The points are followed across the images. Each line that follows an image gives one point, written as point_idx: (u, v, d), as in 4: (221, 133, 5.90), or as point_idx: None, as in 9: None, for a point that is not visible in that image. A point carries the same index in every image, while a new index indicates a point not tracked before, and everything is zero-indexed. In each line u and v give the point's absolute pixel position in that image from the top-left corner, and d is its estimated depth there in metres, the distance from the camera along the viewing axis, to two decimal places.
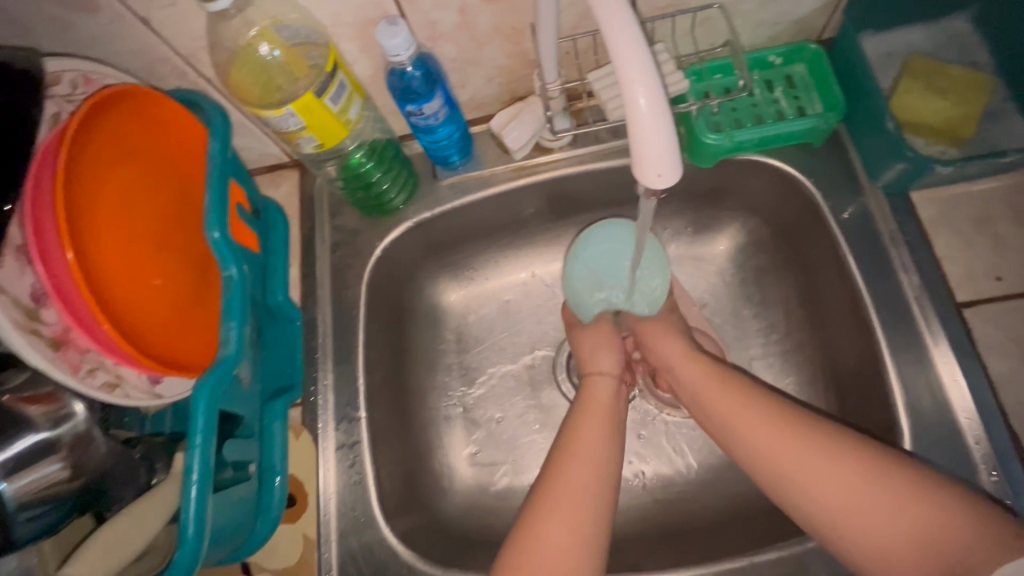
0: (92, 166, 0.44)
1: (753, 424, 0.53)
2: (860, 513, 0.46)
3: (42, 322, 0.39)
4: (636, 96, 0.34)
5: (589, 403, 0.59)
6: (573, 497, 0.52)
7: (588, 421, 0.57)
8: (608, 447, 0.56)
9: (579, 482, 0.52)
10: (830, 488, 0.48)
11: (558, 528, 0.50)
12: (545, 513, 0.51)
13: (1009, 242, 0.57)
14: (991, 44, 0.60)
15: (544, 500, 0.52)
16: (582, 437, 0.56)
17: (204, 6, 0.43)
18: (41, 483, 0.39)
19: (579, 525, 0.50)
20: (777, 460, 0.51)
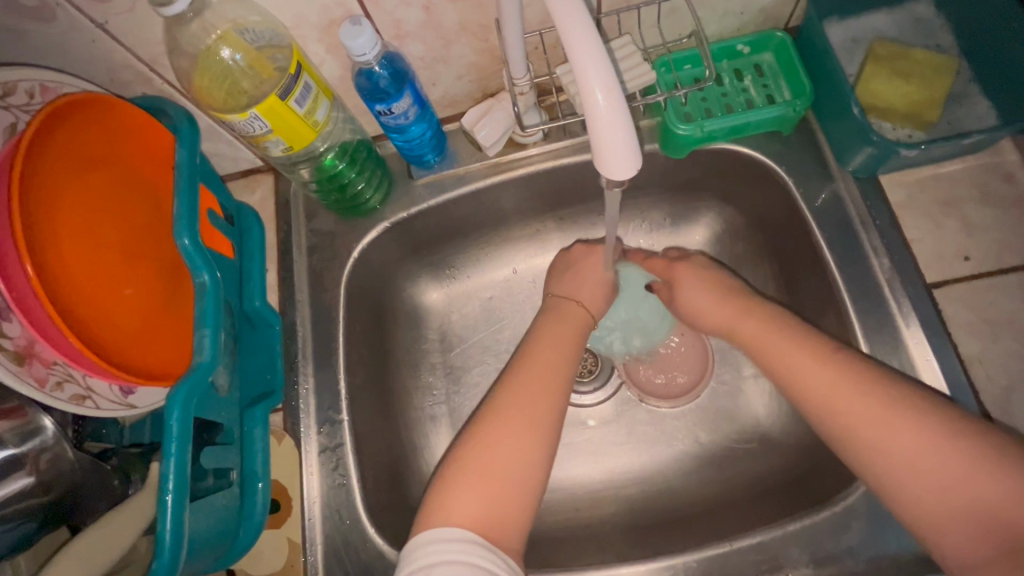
0: (52, 176, 0.43)
1: (807, 376, 0.51)
2: (914, 470, 0.45)
3: (5, 336, 0.39)
4: (594, 92, 0.34)
5: (548, 321, 0.62)
6: (526, 400, 0.53)
7: (546, 340, 0.59)
8: (563, 355, 0.58)
9: (534, 395, 0.54)
10: (890, 448, 0.46)
11: (507, 431, 0.51)
12: (499, 415, 0.52)
13: (977, 222, 0.58)
14: (953, 28, 0.61)
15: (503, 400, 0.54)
16: (539, 351, 0.58)
17: (160, 11, 0.42)
18: (12, 494, 0.41)
19: (532, 418, 0.52)
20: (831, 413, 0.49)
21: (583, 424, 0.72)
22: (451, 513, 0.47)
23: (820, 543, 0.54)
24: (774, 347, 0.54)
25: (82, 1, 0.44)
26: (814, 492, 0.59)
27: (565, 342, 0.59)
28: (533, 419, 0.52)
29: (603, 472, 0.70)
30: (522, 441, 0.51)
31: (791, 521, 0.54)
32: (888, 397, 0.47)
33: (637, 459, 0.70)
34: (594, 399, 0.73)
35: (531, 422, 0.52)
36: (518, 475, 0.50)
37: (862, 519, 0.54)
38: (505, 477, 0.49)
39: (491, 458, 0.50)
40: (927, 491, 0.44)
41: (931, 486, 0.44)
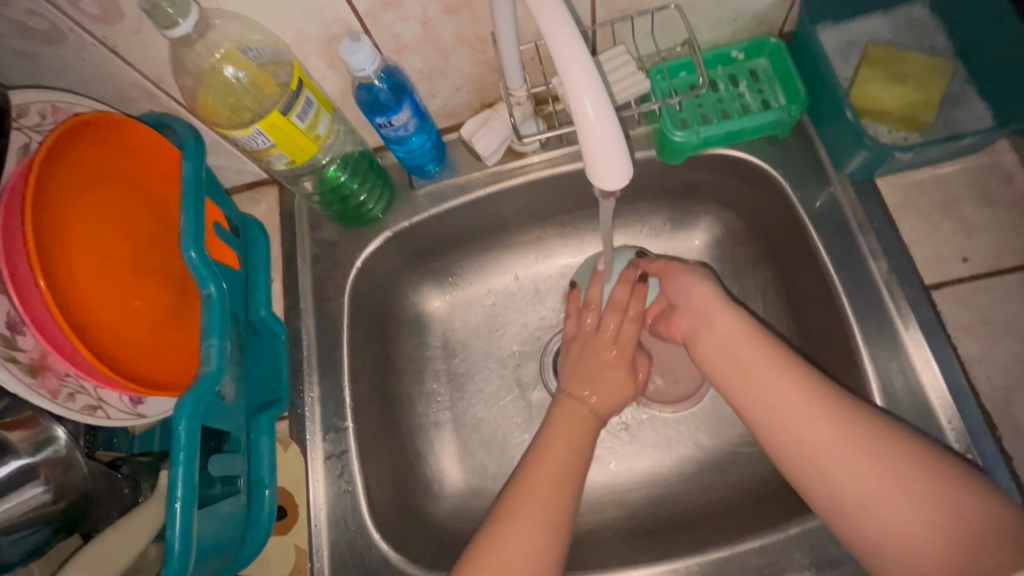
0: (65, 195, 0.45)
1: (779, 403, 0.54)
2: (867, 496, 0.48)
3: (19, 349, 0.41)
4: (584, 105, 0.35)
5: (562, 417, 0.62)
6: (537, 504, 0.55)
7: (557, 441, 0.60)
8: (576, 459, 0.59)
9: (544, 502, 0.55)
10: (849, 469, 0.49)
11: (520, 533, 0.53)
12: (512, 516, 0.55)
13: (975, 223, 0.58)
14: (948, 30, 0.61)
15: (516, 500, 0.56)
16: (553, 451, 0.59)
17: (165, 32, 0.44)
18: (25, 504, 0.41)
19: (542, 522, 0.54)
20: (796, 437, 0.52)
21: None
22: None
23: (821, 547, 0.54)
24: (739, 370, 0.57)
25: (91, 23, 0.46)
26: None
27: (578, 444, 0.60)
28: (541, 524, 0.54)
29: (605, 478, 0.70)
30: (533, 549, 0.53)
31: (792, 525, 0.55)
32: (860, 427, 0.50)
33: (639, 464, 0.70)
34: None
35: (539, 526, 0.54)
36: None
37: None
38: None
39: (506, 554, 0.52)
40: (874, 518, 0.47)
41: (876, 511, 0.47)
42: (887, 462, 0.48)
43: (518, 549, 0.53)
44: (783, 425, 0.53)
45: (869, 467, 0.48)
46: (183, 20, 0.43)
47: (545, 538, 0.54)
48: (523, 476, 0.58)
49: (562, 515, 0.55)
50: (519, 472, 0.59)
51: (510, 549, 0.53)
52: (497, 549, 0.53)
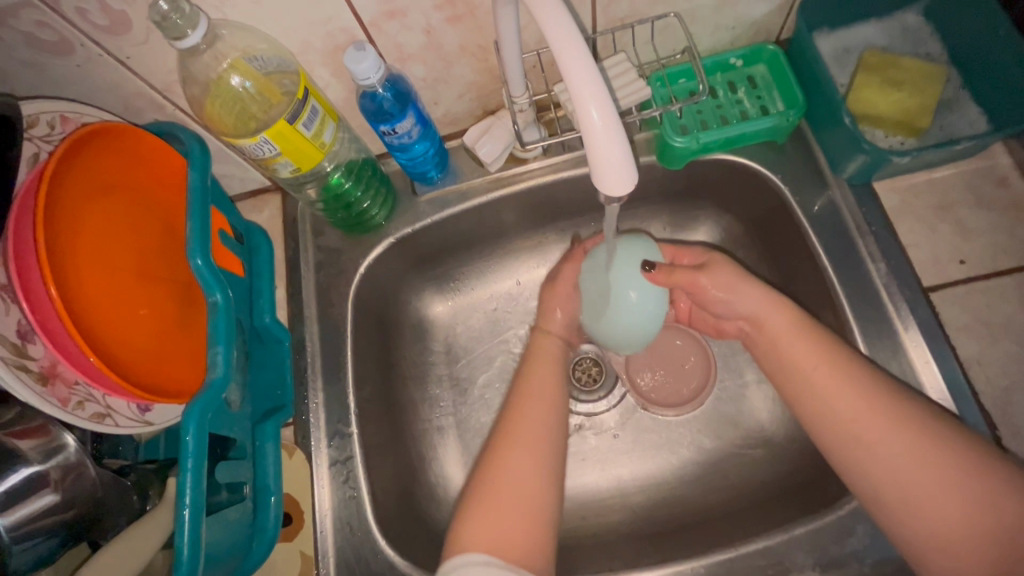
0: (73, 204, 0.45)
1: (857, 409, 0.52)
2: (937, 503, 0.47)
3: (30, 358, 0.41)
4: (590, 112, 0.36)
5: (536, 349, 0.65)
6: (528, 428, 0.58)
7: (535, 369, 0.63)
8: (555, 385, 0.62)
9: (529, 425, 0.58)
10: (924, 476, 0.48)
11: (515, 453, 0.56)
12: (504, 438, 0.57)
13: (972, 226, 0.59)
14: (942, 37, 0.62)
15: (508, 424, 0.58)
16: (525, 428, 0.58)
17: (174, 43, 0.44)
18: (38, 511, 0.41)
19: (533, 447, 0.57)
20: (872, 443, 0.51)
21: (588, 432, 0.73)
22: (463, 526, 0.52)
23: (824, 547, 0.54)
24: (813, 373, 0.55)
25: (99, 34, 0.46)
26: (817, 498, 0.59)
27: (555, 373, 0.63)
28: (533, 447, 0.57)
29: (609, 481, 0.71)
30: (529, 479, 0.55)
31: (797, 526, 0.55)
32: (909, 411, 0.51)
33: (642, 466, 0.71)
34: (599, 406, 0.74)
35: (530, 452, 0.56)
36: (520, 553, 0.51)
37: (867, 523, 0.54)
38: (523, 508, 0.53)
39: (505, 476, 0.54)
40: (942, 524, 0.47)
41: (945, 516, 0.47)
42: (962, 469, 0.47)
43: (519, 473, 0.55)
44: (855, 431, 0.52)
45: (945, 475, 0.48)
46: (192, 31, 0.44)
47: (535, 459, 0.56)
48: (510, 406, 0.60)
49: (551, 437, 0.58)
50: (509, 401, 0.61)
51: (508, 472, 0.55)
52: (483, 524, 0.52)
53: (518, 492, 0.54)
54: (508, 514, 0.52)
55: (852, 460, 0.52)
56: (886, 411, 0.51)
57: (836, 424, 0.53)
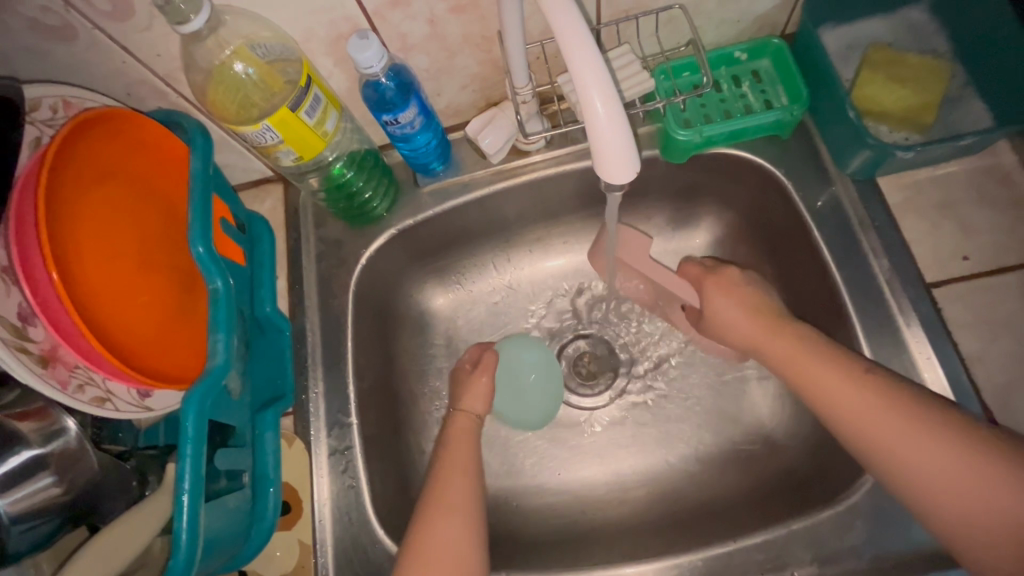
0: (75, 187, 0.45)
1: (871, 420, 0.50)
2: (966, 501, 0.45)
3: (30, 340, 0.41)
4: (593, 101, 0.35)
5: (459, 418, 0.65)
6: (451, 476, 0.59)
7: (452, 441, 0.63)
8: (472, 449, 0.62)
9: (455, 489, 0.58)
10: (933, 465, 0.47)
11: (449, 525, 0.55)
12: (437, 506, 0.56)
13: (976, 222, 0.59)
14: (948, 32, 0.62)
15: (436, 497, 0.57)
16: (442, 474, 0.59)
17: (177, 28, 0.44)
18: (34, 496, 0.42)
19: (461, 512, 0.56)
20: (886, 447, 0.49)
21: (587, 427, 0.73)
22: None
23: (823, 542, 0.54)
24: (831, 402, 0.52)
25: (103, 19, 0.46)
26: (816, 495, 0.59)
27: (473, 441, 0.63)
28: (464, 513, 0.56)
29: (608, 475, 0.71)
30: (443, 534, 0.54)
31: (795, 521, 0.55)
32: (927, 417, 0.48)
33: (640, 462, 0.71)
34: (598, 399, 0.75)
35: (452, 513, 0.56)
36: None
37: (866, 518, 0.54)
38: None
39: (440, 543, 0.53)
40: (956, 510, 0.45)
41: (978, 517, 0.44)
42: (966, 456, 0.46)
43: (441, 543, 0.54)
44: (885, 442, 0.49)
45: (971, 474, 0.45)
46: (195, 16, 0.44)
47: (462, 510, 0.56)
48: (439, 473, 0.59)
49: (475, 504, 0.58)
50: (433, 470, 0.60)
51: (441, 547, 0.53)
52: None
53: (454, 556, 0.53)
54: None
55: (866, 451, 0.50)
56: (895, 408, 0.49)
57: (850, 419, 0.51)
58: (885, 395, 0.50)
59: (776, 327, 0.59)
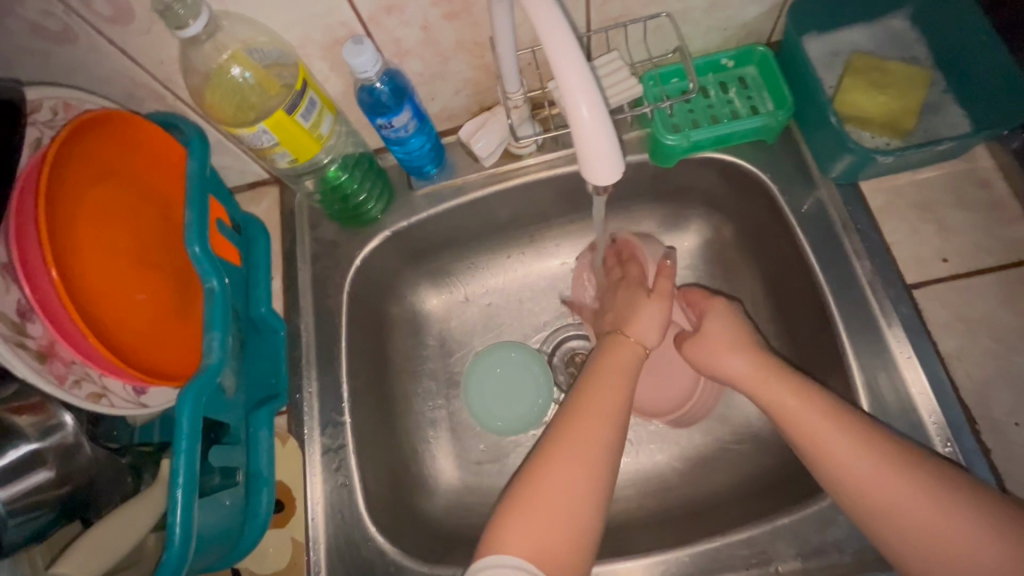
0: (75, 187, 0.46)
1: (863, 480, 0.49)
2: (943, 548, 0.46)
3: (28, 336, 0.42)
4: (578, 106, 0.37)
5: (610, 353, 0.60)
6: (595, 408, 0.55)
7: (601, 376, 0.57)
8: (623, 394, 0.56)
9: (593, 430, 0.53)
10: (913, 513, 0.47)
11: (568, 471, 0.51)
12: (561, 448, 0.52)
13: (954, 225, 0.60)
14: (928, 41, 0.64)
15: (573, 421, 0.54)
16: (589, 400, 0.55)
17: (175, 33, 0.45)
18: (30, 488, 0.42)
19: (586, 457, 0.52)
20: (878, 509, 0.48)
21: None
22: (500, 542, 0.48)
23: (807, 537, 0.55)
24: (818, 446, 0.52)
25: (103, 24, 0.47)
26: (800, 492, 0.60)
27: (624, 384, 0.57)
28: (588, 464, 0.52)
29: None
30: (577, 467, 0.51)
31: (781, 516, 0.56)
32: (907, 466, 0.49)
33: (632, 461, 0.72)
34: None
35: (588, 451, 0.52)
36: (566, 524, 0.49)
37: (849, 514, 0.55)
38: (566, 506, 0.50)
39: (568, 474, 0.51)
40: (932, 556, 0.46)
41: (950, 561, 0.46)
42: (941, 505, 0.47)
43: (574, 474, 0.51)
44: (867, 486, 0.49)
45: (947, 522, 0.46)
46: (193, 21, 0.45)
47: (600, 449, 0.53)
48: (574, 406, 0.56)
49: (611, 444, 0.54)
50: (568, 401, 0.57)
51: (555, 488, 0.51)
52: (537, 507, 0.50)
53: (565, 506, 0.50)
54: (553, 509, 0.49)
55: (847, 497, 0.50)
56: (877, 455, 0.49)
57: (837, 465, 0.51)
58: (872, 444, 0.50)
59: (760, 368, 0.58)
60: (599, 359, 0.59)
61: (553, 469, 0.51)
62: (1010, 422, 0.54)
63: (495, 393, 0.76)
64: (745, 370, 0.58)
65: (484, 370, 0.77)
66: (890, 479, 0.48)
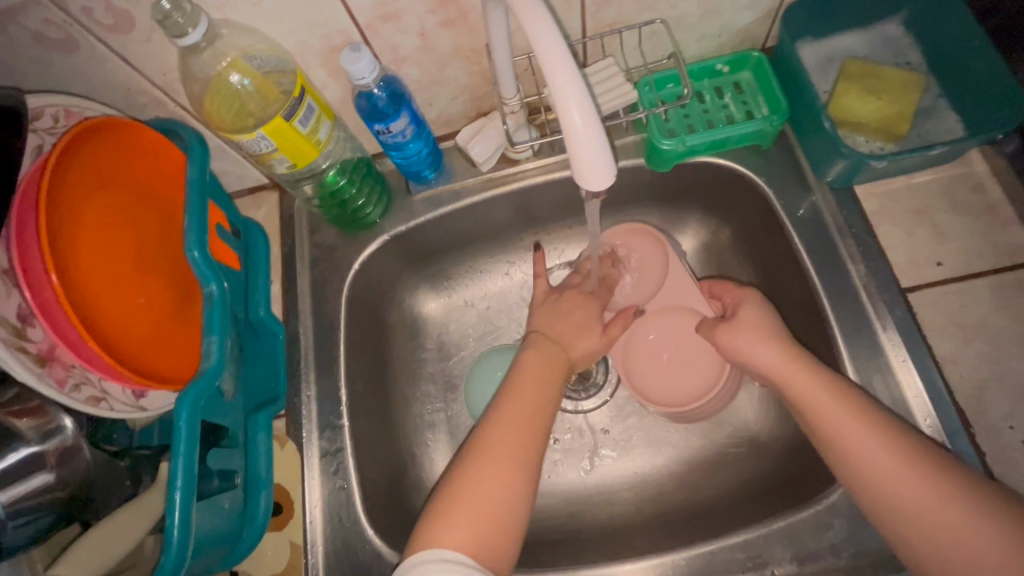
0: (75, 193, 0.47)
1: (888, 474, 0.49)
2: (972, 557, 0.45)
3: (29, 340, 0.42)
4: (570, 113, 0.37)
5: (538, 358, 0.61)
6: (518, 412, 0.56)
7: (527, 380, 0.59)
8: (544, 399, 0.58)
9: (510, 433, 0.54)
10: (943, 520, 0.47)
11: (489, 471, 0.52)
12: (484, 447, 0.53)
13: (949, 229, 0.61)
14: (922, 46, 0.64)
15: (494, 423, 0.56)
16: (510, 405, 0.57)
17: (175, 41, 0.46)
18: (32, 490, 0.42)
19: (509, 457, 0.53)
20: (910, 510, 0.48)
21: (575, 431, 0.74)
22: (438, 542, 0.48)
23: (802, 540, 0.55)
24: (845, 440, 0.52)
25: (105, 32, 0.48)
26: (796, 496, 0.60)
27: (547, 389, 0.59)
28: (512, 461, 0.53)
29: (598, 480, 0.72)
30: (497, 470, 0.52)
31: (777, 519, 0.56)
32: (935, 472, 0.48)
33: (629, 464, 0.72)
34: (587, 404, 0.75)
35: (511, 455, 0.53)
36: (495, 523, 0.50)
37: (845, 517, 0.55)
38: (491, 507, 0.50)
39: (486, 475, 0.52)
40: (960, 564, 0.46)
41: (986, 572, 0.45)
42: (977, 516, 0.46)
43: (494, 476, 0.52)
44: (894, 488, 0.49)
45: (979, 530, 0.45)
46: (193, 30, 0.45)
47: (521, 451, 0.54)
48: (498, 409, 0.57)
49: (535, 448, 0.55)
50: (494, 403, 0.58)
51: (479, 486, 0.51)
52: (465, 503, 0.50)
53: (491, 505, 0.50)
54: (478, 510, 0.50)
55: (872, 497, 0.50)
56: (902, 456, 0.49)
57: (858, 464, 0.51)
58: (903, 444, 0.50)
59: (792, 364, 0.57)
60: (521, 364, 0.61)
61: (478, 467, 0.52)
62: (1005, 425, 0.54)
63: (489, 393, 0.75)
64: (777, 364, 0.57)
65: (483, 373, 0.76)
66: (923, 480, 0.48)
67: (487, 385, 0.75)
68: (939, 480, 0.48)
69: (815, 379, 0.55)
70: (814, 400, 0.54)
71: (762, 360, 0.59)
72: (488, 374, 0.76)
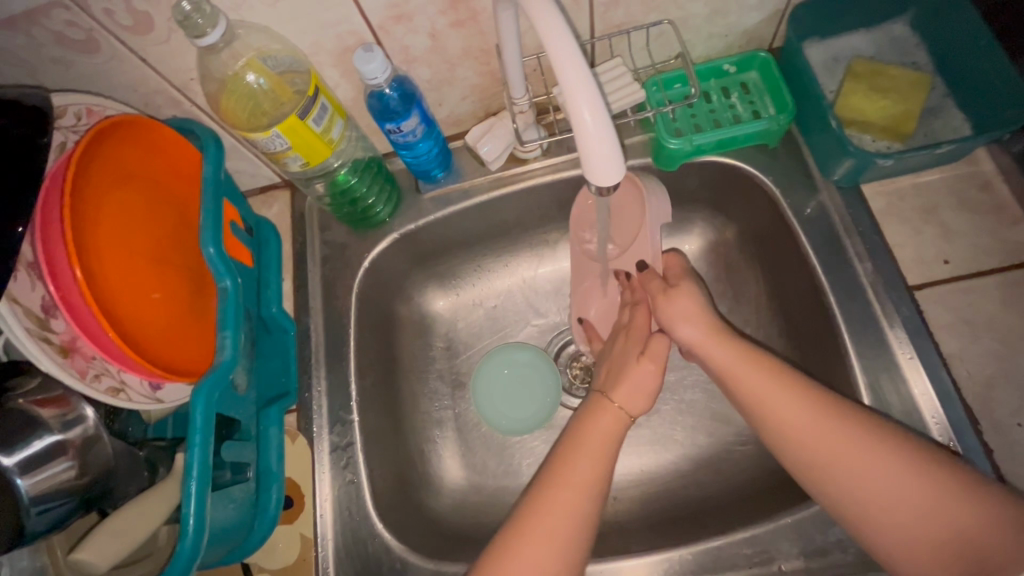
0: (96, 188, 0.48)
1: (812, 437, 0.52)
2: (891, 509, 0.48)
3: (52, 331, 0.44)
4: (581, 112, 0.38)
5: (591, 424, 0.59)
6: (560, 500, 0.54)
7: (573, 455, 0.57)
8: (589, 486, 0.55)
9: (554, 519, 0.53)
10: (866, 475, 0.49)
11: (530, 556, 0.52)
12: (522, 529, 0.53)
13: (956, 227, 0.61)
14: (928, 46, 0.65)
15: (534, 505, 0.55)
16: (551, 490, 0.55)
17: (194, 42, 0.47)
18: (54, 477, 0.43)
19: (549, 538, 0.52)
20: (831, 468, 0.51)
21: None
22: None
23: (809, 537, 0.55)
24: (763, 402, 0.55)
25: (125, 33, 0.49)
26: (801, 491, 0.61)
27: (597, 464, 0.57)
28: (554, 543, 0.52)
29: None
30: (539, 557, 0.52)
31: (783, 515, 0.56)
32: (858, 430, 0.51)
33: (636, 462, 0.72)
34: None
35: (551, 538, 0.52)
36: None
37: None
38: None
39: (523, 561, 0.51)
40: (881, 514, 0.48)
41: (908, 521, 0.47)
42: (899, 467, 0.49)
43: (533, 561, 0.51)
44: (819, 449, 0.51)
45: (896, 476, 0.48)
46: (211, 30, 0.47)
47: (561, 540, 0.52)
48: (539, 491, 0.55)
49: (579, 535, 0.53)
50: (537, 480, 0.57)
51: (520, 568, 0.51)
52: None
53: None
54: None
55: (792, 458, 0.53)
56: (824, 420, 0.52)
57: (776, 429, 0.54)
58: (821, 404, 0.53)
59: (711, 338, 0.60)
60: (574, 433, 0.59)
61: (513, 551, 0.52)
62: (1012, 422, 0.54)
63: (494, 396, 0.78)
64: (697, 337, 0.61)
65: (488, 375, 0.79)
66: (845, 436, 0.51)
67: (493, 388, 0.78)
68: (856, 437, 0.50)
69: (732, 349, 0.58)
70: (732, 370, 0.58)
71: (691, 327, 0.61)
72: (493, 377, 0.78)
